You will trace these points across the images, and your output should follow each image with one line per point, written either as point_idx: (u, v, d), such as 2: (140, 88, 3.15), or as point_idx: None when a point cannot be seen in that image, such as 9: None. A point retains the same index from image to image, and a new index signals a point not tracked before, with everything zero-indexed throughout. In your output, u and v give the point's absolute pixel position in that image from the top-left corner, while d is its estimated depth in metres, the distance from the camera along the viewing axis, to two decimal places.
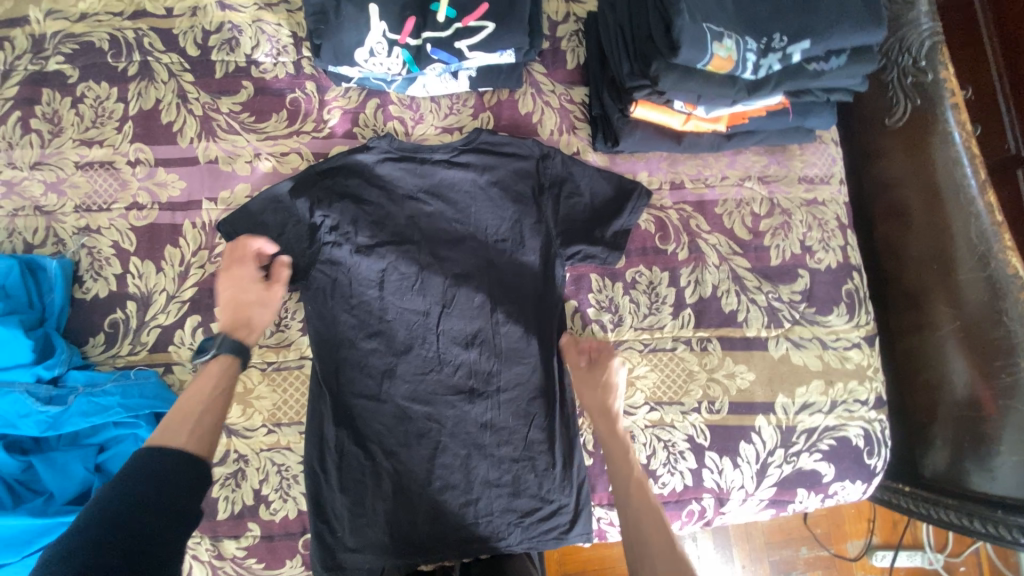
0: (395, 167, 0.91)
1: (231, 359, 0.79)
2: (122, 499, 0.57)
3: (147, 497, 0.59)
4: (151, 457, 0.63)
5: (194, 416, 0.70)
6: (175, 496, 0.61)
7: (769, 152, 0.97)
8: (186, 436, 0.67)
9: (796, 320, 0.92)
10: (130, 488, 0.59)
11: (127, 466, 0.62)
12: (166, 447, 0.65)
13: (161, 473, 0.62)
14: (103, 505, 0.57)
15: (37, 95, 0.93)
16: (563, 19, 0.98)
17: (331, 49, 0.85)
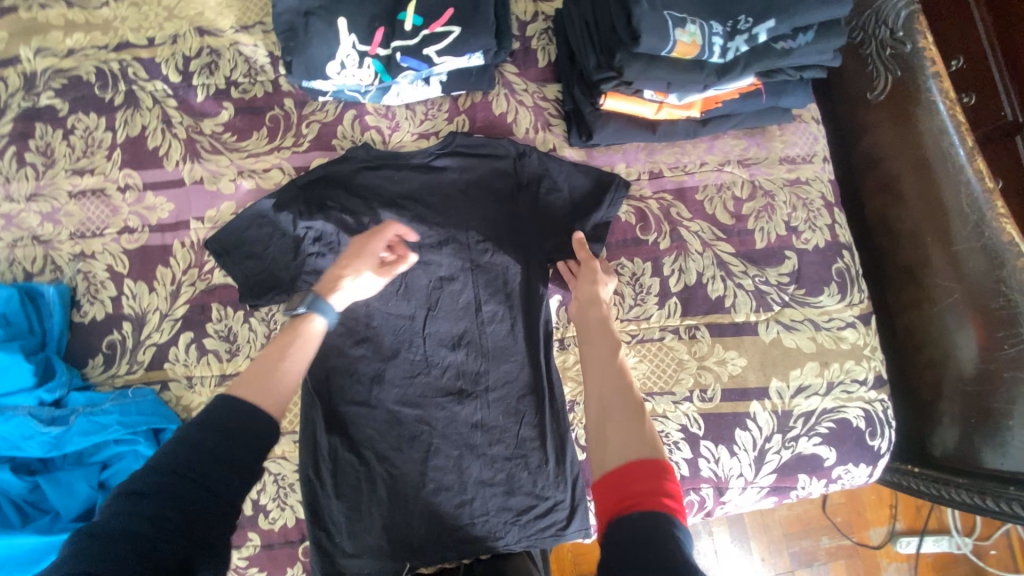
0: (375, 176, 0.93)
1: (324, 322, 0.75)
2: (193, 453, 0.57)
3: (220, 450, 0.58)
4: (231, 405, 0.61)
5: (273, 376, 0.66)
6: (235, 472, 0.58)
7: (748, 135, 0.96)
8: (262, 399, 0.63)
9: (786, 302, 0.91)
10: (193, 457, 0.56)
11: (210, 409, 0.61)
12: (240, 405, 0.62)
13: (225, 443, 0.58)
14: (166, 471, 0.55)
15: (31, 129, 0.97)
16: (532, 19, 0.99)
17: (302, 64, 0.87)
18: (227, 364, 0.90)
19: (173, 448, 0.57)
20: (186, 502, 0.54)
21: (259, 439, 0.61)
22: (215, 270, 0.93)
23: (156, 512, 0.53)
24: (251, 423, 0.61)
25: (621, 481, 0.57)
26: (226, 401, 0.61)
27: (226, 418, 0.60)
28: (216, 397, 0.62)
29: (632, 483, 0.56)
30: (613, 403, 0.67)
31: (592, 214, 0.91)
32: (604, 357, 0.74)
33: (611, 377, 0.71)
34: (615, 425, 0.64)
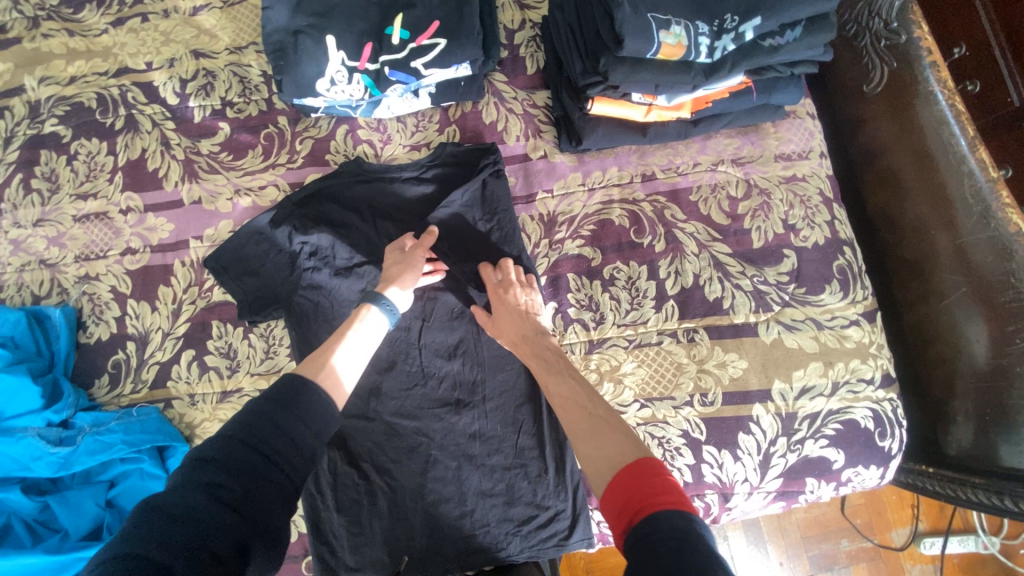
0: (366, 189, 0.94)
1: (386, 318, 0.81)
2: (264, 427, 0.58)
3: (291, 427, 0.60)
4: (299, 383, 0.64)
5: (325, 355, 0.71)
6: (298, 449, 0.59)
7: (741, 133, 0.95)
8: (325, 386, 0.67)
9: (786, 302, 0.89)
10: (262, 428, 0.58)
11: (277, 385, 0.63)
12: (308, 385, 0.64)
13: (292, 418, 0.60)
14: (236, 441, 0.57)
15: (36, 156, 1.01)
16: (520, 27, 0.99)
17: (292, 83, 0.87)
18: (227, 380, 0.91)
19: (243, 421, 0.59)
20: (253, 475, 0.55)
21: (323, 421, 0.64)
22: (214, 288, 0.94)
23: (221, 482, 0.54)
24: (315, 404, 0.63)
25: (622, 493, 0.60)
26: (296, 374, 0.65)
27: (295, 395, 0.62)
28: (286, 374, 0.65)
29: (633, 486, 0.59)
30: (583, 431, 0.71)
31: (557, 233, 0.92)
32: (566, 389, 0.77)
33: (574, 414, 0.74)
34: (597, 450, 0.67)
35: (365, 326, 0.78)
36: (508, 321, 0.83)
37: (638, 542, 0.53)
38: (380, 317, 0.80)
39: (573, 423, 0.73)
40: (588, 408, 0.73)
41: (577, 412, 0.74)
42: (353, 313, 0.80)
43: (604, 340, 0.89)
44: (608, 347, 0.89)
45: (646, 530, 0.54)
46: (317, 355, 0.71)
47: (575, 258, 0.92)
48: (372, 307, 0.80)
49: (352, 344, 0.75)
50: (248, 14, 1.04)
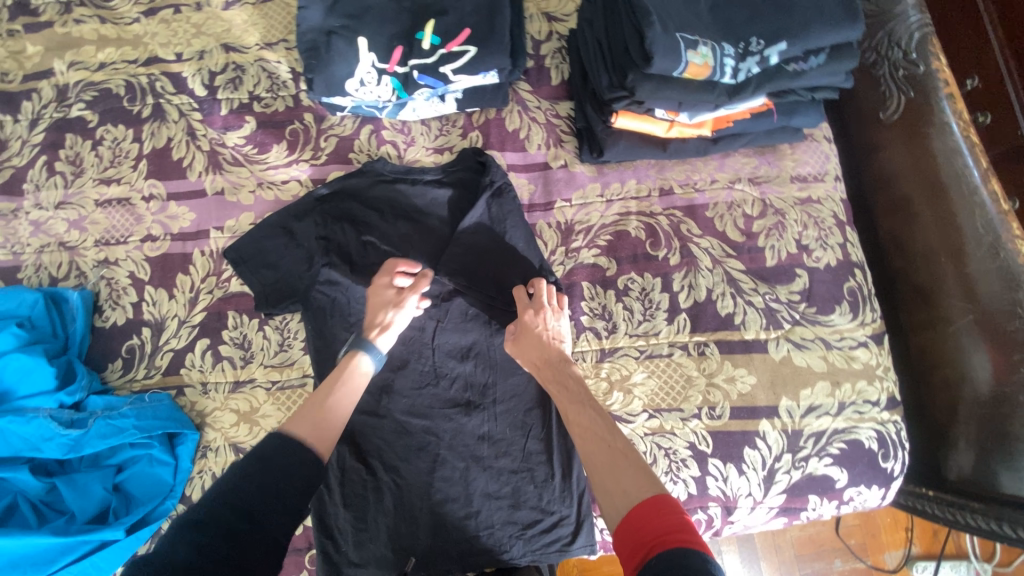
0: (389, 189, 0.96)
1: (371, 357, 0.81)
2: (248, 487, 0.62)
3: (272, 485, 0.63)
4: (281, 441, 0.67)
5: (315, 408, 0.74)
6: (281, 506, 0.63)
7: (759, 152, 0.96)
8: (309, 436, 0.70)
9: (797, 320, 0.90)
10: (245, 489, 0.62)
11: (261, 444, 0.67)
12: (290, 441, 0.68)
13: (274, 478, 0.64)
14: (219, 506, 0.60)
15: (62, 140, 1.02)
16: (547, 38, 1.00)
17: (323, 82, 0.89)
18: (240, 370, 0.92)
19: (229, 481, 0.62)
20: (236, 536, 0.59)
21: (308, 475, 0.67)
22: (232, 279, 0.95)
23: (206, 541, 0.57)
24: (299, 459, 0.67)
25: (636, 528, 0.61)
26: (279, 433, 0.68)
27: (277, 453, 0.66)
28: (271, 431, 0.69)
29: (650, 523, 0.60)
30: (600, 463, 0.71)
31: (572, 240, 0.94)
32: (579, 413, 0.78)
33: (593, 443, 0.74)
34: (614, 484, 0.68)
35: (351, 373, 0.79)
36: (531, 343, 0.85)
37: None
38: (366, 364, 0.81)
39: (590, 452, 0.73)
40: (607, 439, 0.74)
41: (597, 442, 0.74)
42: (342, 360, 0.81)
43: (616, 349, 0.90)
44: (619, 357, 0.90)
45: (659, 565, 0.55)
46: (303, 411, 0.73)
47: (590, 267, 0.93)
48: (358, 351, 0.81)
49: (340, 389, 0.77)
50: (280, 11, 1.05)
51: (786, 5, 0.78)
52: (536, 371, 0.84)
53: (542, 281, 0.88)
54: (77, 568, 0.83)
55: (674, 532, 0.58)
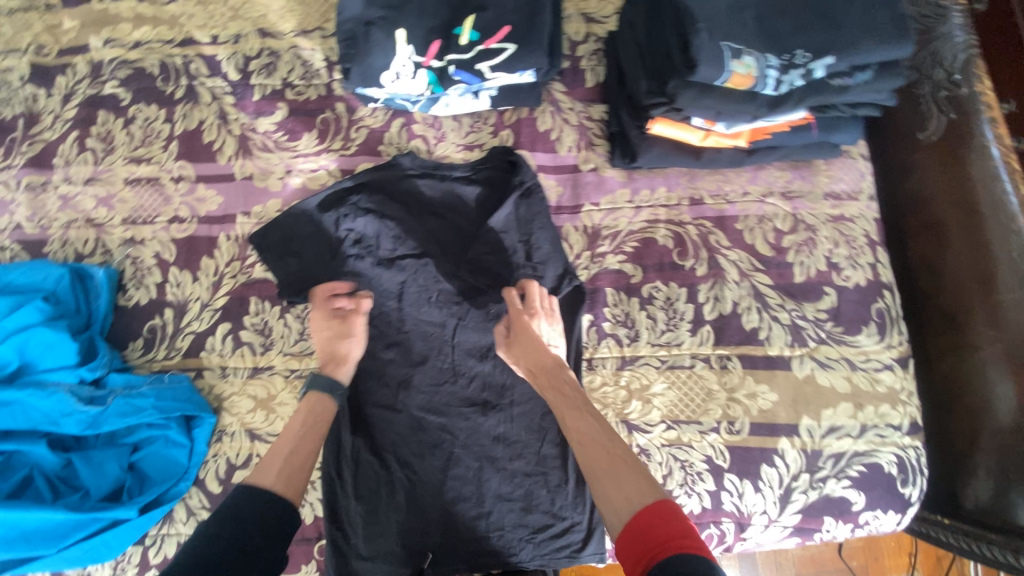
0: (417, 184, 0.96)
1: (333, 399, 0.83)
2: (220, 544, 0.63)
3: (245, 540, 0.65)
4: (249, 495, 0.69)
5: (282, 454, 0.75)
6: (255, 560, 0.65)
7: (793, 166, 0.95)
8: (279, 486, 0.71)
9: (822, 339, 0.89)
10: (217, 548, 0.63)
11: (227, 501, 0.68)
12: (260, 494, 0.69)
13: (247, 533, 0.65)
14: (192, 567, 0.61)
15: (94, 116, 1.03)
16: (584, 39, 0.99)
17: (360, 72, 0.90)
18: (260, 357, 0.92)
19: (199, 542, 0.64)
20: None
21: (280, 525, 0.69)
22: (256, 265, 0.95)
23: None
24: (271, 512, 0.68)
25: (640, 534, 0.61)
26: (246, 489, 0.69)
27: (248, 508, 0.68)
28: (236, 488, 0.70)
29: (655, 529, 0.60)
30: (598, 469, 0.70)
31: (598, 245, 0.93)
32: (575, 419, 0.76)
33: (591, 448, 0.72)
34: (615, 490, 0.67)
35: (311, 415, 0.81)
36: (524, 348, 0.84)
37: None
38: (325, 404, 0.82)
39: (590, 459, 0.71)
40: (606, 445, 0.72)
41: (594, 446, 0.72)
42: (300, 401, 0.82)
43: (636, 358, 0.89)
44: (640, 365, 0.89)
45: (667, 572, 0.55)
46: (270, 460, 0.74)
47: (615, 273, 0.92)
48: (314, 392, 0.82)
49: (308, 436, 0.78)
50: None
51: (835, 19, 0.77)
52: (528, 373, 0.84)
53: (534, 285, 0.88)
54: (87, 545, 0.83)
55: (677, 538, 0.58)
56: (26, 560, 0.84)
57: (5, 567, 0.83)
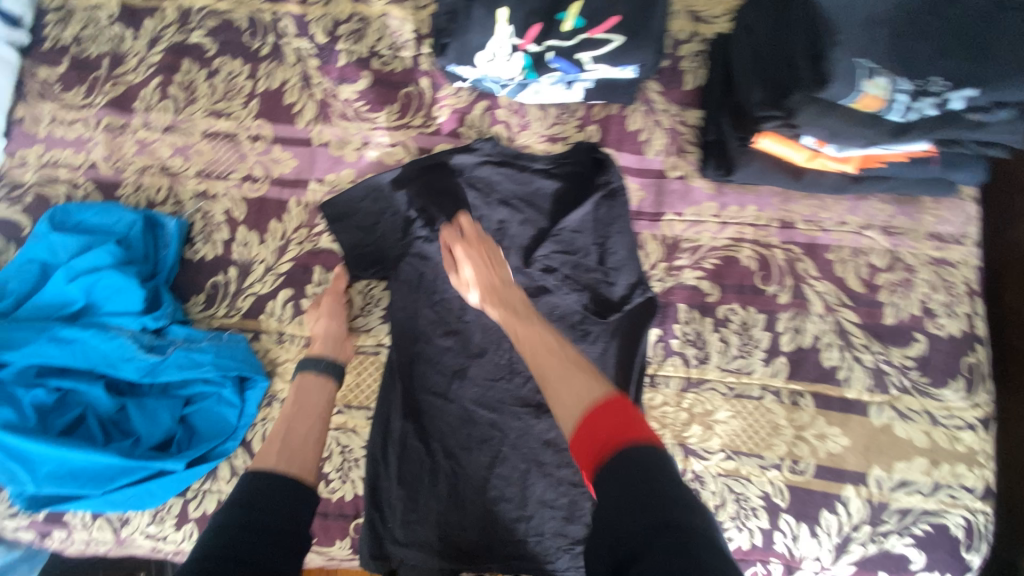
0: (494, 171, 0.93)
1: (320, 376, 0.84)
2: (234, 530, 0.61)
3: (259, 521, 0.63)
4: (256, 480, 0.68)
5: (280, 438, 0.76)
6: (276, 544, 0.62)
7: (898, 201, 0.89)
8: (283, 465, 0.71)
9: (905, 388, 0.84)
10: (232, 539, 0.61)
11: (236, 492, 0.67)
12: (268, 478, 0.68)
13: (258, 513, 0.64)
14: (215, 555, 0.59)
15: (178, 64, 1.02)
16: (688, 38, 0.94)
17: (456, 48, 0.88)
18: None
19: (212, 535, 0.61)
20: None
21: (295, 507, 0.67)
22: (323, 234, 0.94)
23: None
24: (281, 495, 0.67)
25: (592, 428, 0.63)
26: (254, 477, 0.68)
27: (256, 495, 0.66)
28: (243, 478, 0.68)
29: (605, 421, 0.62)
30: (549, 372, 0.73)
31: (676, 258, 0.89)
32: (528, 331, 0.78)
33: (544, 359, 0.75)
34: (566, 392, 0.69)
35: (302, 396, 0.82)
36: (478, 271, 0.83)
37: (611, 473, 0.58)
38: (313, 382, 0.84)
39: (545, 366, 0.74)
40: (557, 351, 0.75)
41: (547, 357, 0.75)
42: (291, 386, 0.84)
43: (703, 381, 0.85)
44: (705, 390, 0.85)
45: (615, 458, 0.59)
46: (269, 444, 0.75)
47: (691, 289, 0.88)
48: (302, 373, 0.84)
49: (299, 416, 0.79)
50: None
51: (983, 48, 0.70)
52: (479, 296, 0.82)
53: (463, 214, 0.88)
54: (130, 492, 0.84)
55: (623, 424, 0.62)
56: (73, 497, 0.85)
57: (54, 500, 0.85)
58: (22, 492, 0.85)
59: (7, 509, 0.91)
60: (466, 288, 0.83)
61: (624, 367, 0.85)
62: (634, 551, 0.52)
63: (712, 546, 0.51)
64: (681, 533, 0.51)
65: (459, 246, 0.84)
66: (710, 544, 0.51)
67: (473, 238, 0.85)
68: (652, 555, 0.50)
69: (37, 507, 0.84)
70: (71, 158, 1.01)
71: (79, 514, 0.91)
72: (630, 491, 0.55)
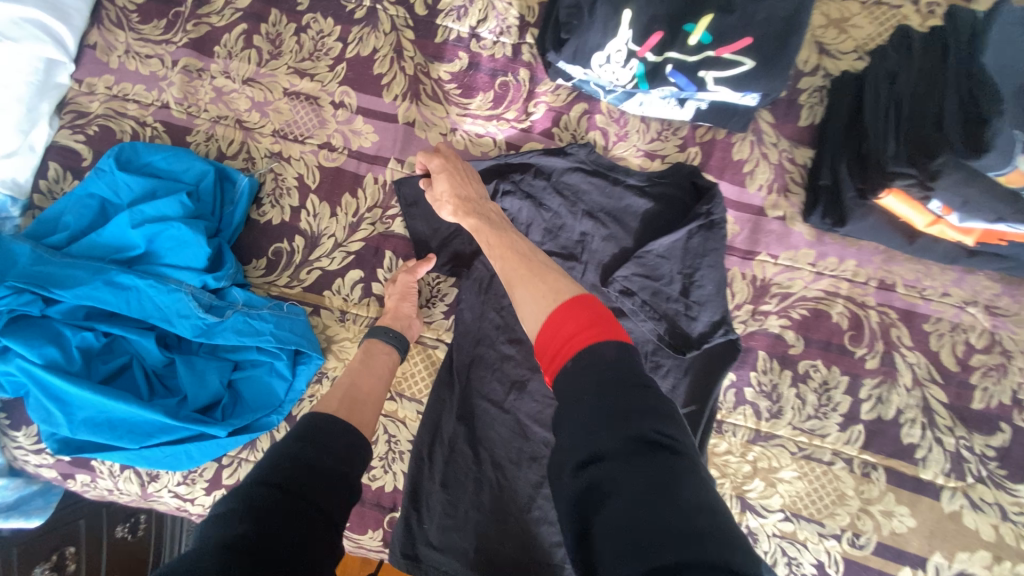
0: (584, 179, 0.88)
1: (385, 345, 0.82)
2: (292, 461, 0.57)
3: (315, 458, 0.59)
4: (320, 420, 0.65)
5: (345, 387, 0.74)
6: (331, 484, 0.58)
7: (1006, 280, 0.84)
8: (342, 411, 0.69)
9: (982, 478, 0.79)
10: (291, 466, 0.56)
11: (295, 428, 0.63)
12: (329, 421, 0.65)
13: (316, 451, 0.60)
14: (272, 484, 0.54)
15: (266, 14, 0.97)
16: (811, 71, 0.89)
17: (573, 47, 0.82)
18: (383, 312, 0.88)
19: (267, 462, 0.57)
20: (292, 514, 0.52)
21: (351, 452, 0.63)
22: (397, 218, 0.91)
23: (254, 516, 0.51)
24: (340, 437, 0.63)
25: (556, 332, 0.59)
26: (317, 416, 0.65)
27: (317, 432, 0.62)
28: (307, 415, 0.65)
29: (566, 323, 0.59)
30: (523, 281, 0.69)
31: (764, 303, 0.84)
32: (502, 240, 0.76)
33: (515, 263, 0.72)
34: (534, 296, 0.65)
35: (368, 353, 0.81)
36: (447, 177, 0.81)
37: (579, 381, 0.53)
38: (379, 343, 0.82)
39: (514, 271, 0.71)
40: (529, 258, 0.73)
41: (518, 260, 0.72)
42: (360, 348, 0.82)
43: (772, 436, 0.81)
44: (773, 445, 0.81)
45: (584, 364, 0.54)
46: (333, 390, 0.73)
47: (774, 337, 0.83)
48: (371, 338, 0.82)
49: (364, 371, 0.78)
50: None
51: None
52: (453, 209, 0.80)
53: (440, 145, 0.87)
54: (167, 450, 0.80)
55: (594, 326, 0.57)
56: (106, 447, 0.81)
57: (85, 447, 0.81)
58: (55, 434, 0.81)
59: (32, 443, 0.88)
60: (441, 207, 0.82)
61: (694, 407, 0.80)
62: (602, 468, 0.48)
63: (689, 468, 0.48)
64: (658, 455, 0.47)
65: (432, 159, 0.83)
66: (687, 467, 0.48)
67: (447, 154, 0.84)
68: (626, 470, 0.46)
69: (66, 452, 0.81)
70: (142, 94, 0.96)
71: (106, 463, 0.88)
72: (602, 402, 0.50)
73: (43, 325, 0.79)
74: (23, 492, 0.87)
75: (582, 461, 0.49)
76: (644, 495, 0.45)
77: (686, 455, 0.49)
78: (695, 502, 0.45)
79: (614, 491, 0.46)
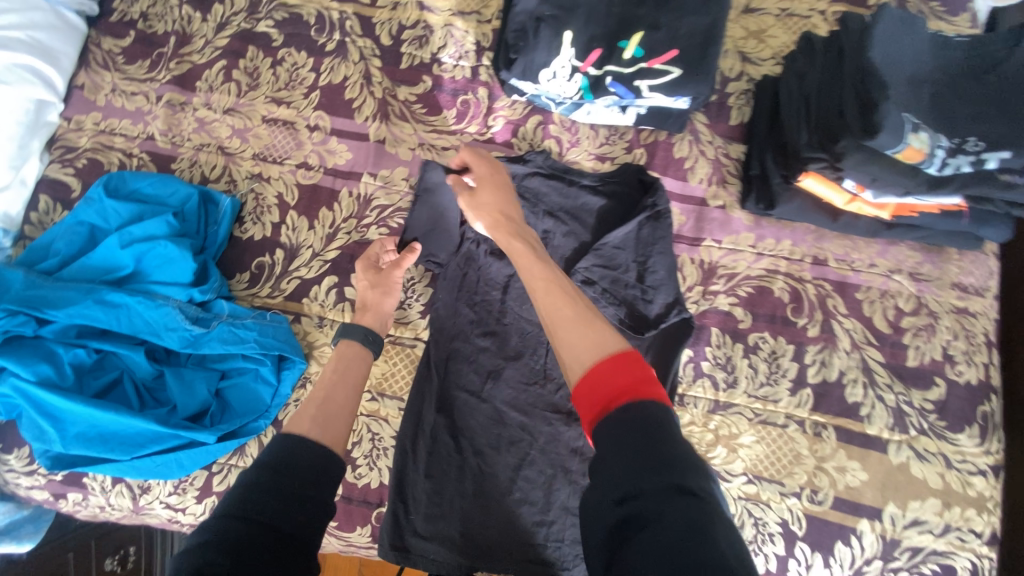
0: (544, 183, 0.96)
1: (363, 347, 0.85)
2: (261, 491, 0.59)
3: (285, 484, 0.61)
4: (290, 444, 0.66)
5: (316, 400, 0.75)
6: (301, 507, 0.60)
7: (925, 250, 0.93)
8: (314, 432, 0.69)
9: (923, 430, 0.86)
10: (260, 496, 0.59)
11: (265, 454, 0.65)
12: (299, 444, 0.66)
13: (284, 477, 0.62)
14: (241, 516, 0.57)
15: (244, 50, 1.05)
16: (736, 77, 1.00)
17: (522, 64, 0.91)
18: None
19: (237, 494, 0.60)
20: (264, 541, 0.56)
21: (321, 473, 0.65)
22: (371, 227, 0.97)
23: (226, 548, 0.54)
24: (311, 460, 0.65)
25: (604, 379, 0.60)
26: (287, 440, 0.66)
27: (289, 458, 0.64)
28: (278, 439, 0.67)
29: (617, 373, 0.60)
30: (564, 323, 0.68)
31: (712, 283, 0.92)
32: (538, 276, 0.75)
33: (555, 299, 0.71)
34: (579, 337, 0.65)
35: (342, 361, 0.83)
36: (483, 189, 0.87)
37: (621, 428, 0.56)
38: (355, 350, 0.85)
39: (553, 307, 0.70)
40: (571, 297, 0.72)
41: (559, 296, 0.71)
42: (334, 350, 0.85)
43: (730, 405, 0.87)
44: (731, 413, 0.87)
45: (630, 412, 0.57)
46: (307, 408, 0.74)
47: (724, 314, 0.91)
48: (344, 339, 0.86)
49: (341, 381, 0.80)
50: None
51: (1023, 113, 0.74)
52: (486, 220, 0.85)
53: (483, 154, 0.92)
54: (158, 460, 0.83)
55: (643, 383, 0.59)
56: (98, 461, 0.84)
57: (77, 462, 0.84)
58: (47, 451, 0.84)
59: (24, 464, 0.89)
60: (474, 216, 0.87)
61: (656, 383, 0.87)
62: (643, 508, 0.51)
63: (721, 520, 0.52)
64: (697, 505, 0.51)
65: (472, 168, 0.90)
66: (720, 520, 0.51)
67: (486, 163, 0.90)
68: (667, 513, 0.50)
69: (58, 468, 0.83)
70: (128, 128, 1.03)
71: (98, 479, 0.90)
72: (647, 450, 0.54)
73: (36, 345, 0.83)
74: (15, 517, 0.89)
75: (620, 497, 0.53)
76: (682, 535, 0.48)
77: (720, 509, 0.53)
78: (730, 552, 0.49)
79: (650, 527, 0.50)
